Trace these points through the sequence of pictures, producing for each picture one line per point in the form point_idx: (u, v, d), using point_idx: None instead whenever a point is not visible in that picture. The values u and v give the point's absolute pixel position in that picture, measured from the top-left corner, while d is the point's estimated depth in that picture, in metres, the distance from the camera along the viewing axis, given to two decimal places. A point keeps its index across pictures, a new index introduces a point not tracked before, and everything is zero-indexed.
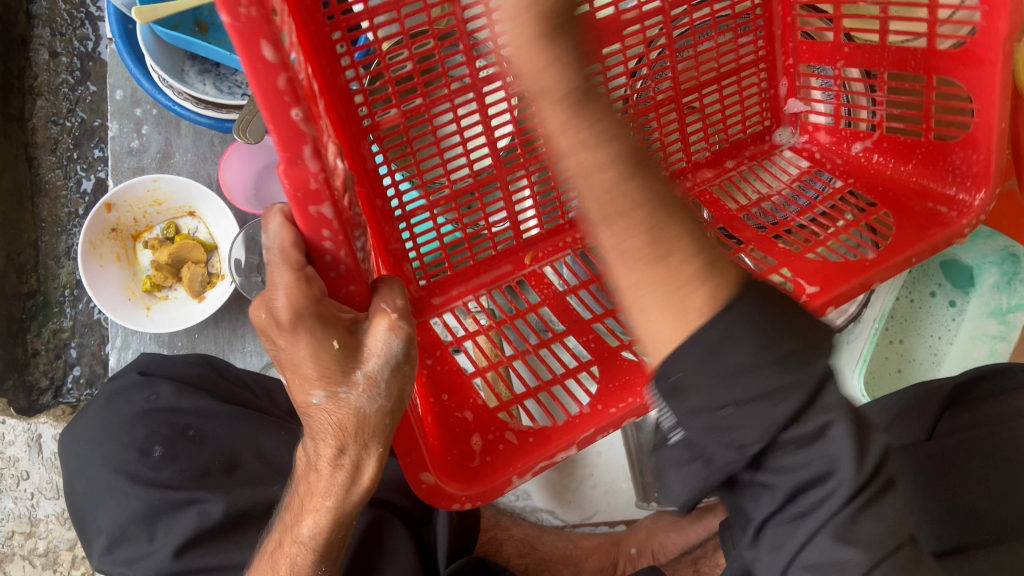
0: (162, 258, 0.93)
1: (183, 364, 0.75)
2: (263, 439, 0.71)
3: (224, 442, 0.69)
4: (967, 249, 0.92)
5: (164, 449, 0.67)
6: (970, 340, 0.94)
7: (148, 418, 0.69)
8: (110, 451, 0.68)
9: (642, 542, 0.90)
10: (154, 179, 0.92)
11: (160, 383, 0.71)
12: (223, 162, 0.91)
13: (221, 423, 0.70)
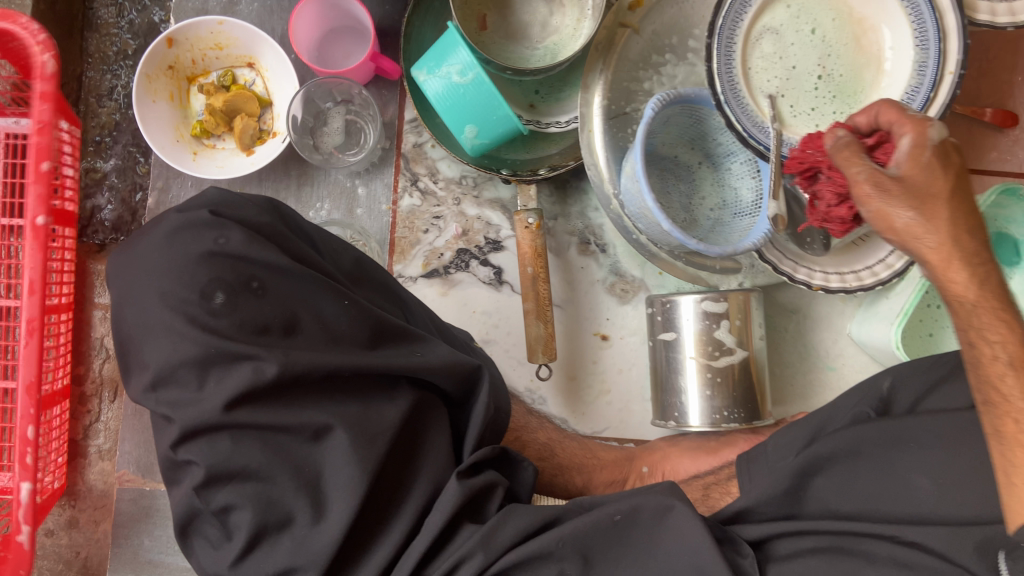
0: (216, 104, 0.91)
1: (254, 213, 0.72)
2: (325, 308, 0.70)
3: (287, 300, 0.69)
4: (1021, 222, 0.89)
5: (226, 296, 0.66)
6: None
7: (215, 261, 0.67)
8: (169, 286, 0.66)
9: (655, 463, 0.92)
10: (221, 22, 0.90)
11: (232, 229, 0.69)
12: (293, 16, 0.89)
13: (288, 279, 0.69)
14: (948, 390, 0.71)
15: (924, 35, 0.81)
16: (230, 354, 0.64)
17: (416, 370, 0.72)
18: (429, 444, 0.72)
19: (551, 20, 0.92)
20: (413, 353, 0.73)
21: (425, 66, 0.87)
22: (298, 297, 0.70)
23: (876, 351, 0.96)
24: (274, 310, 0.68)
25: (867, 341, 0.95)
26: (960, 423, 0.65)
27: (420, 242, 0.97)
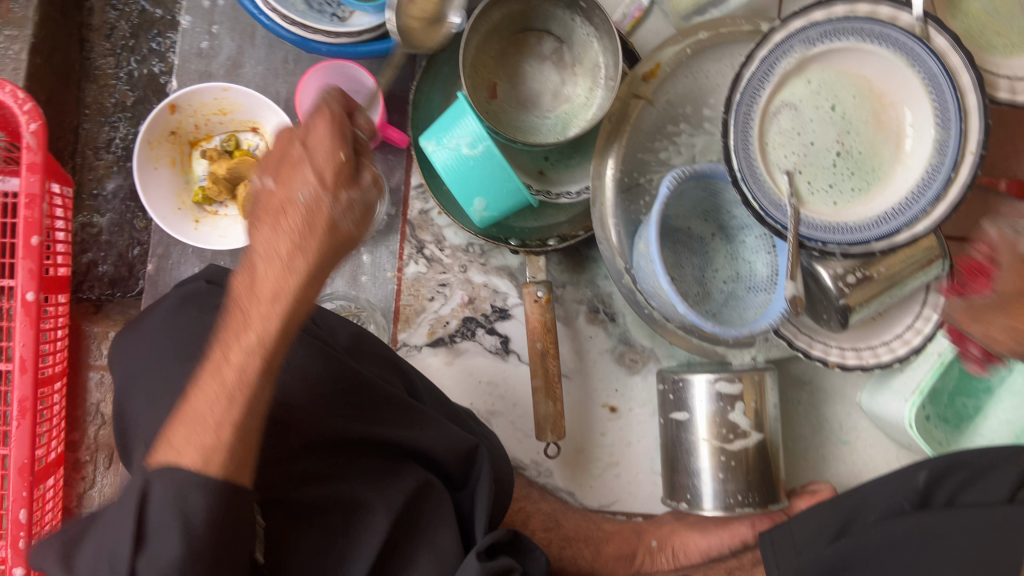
0: (218, 171, 0.88)
1: None
2: (319, 370, 0.68)
3: (284, 367, 0.67)
4: None
5: None
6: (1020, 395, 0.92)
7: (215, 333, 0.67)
8: (168, 364, 0.66)
9: (664, 537, 0.89)
10: (225, 88, 0.87)
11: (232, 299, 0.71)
12: (299, 85, 0.86)
13: (284, 347, 0.68)
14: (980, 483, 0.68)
15: (946, 115, 0.79)
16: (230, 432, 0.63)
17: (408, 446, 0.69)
18: (438, 532, 0.68)
19: (562, 89, 0.90)
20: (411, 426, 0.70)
21: (433, 136, 0.85)
22: (296, 366, 0.67)
23: (888, 425, 0.93)
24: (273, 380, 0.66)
25: (884, 415, 0.92)
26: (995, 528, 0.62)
27: (426, 310, 0.95)
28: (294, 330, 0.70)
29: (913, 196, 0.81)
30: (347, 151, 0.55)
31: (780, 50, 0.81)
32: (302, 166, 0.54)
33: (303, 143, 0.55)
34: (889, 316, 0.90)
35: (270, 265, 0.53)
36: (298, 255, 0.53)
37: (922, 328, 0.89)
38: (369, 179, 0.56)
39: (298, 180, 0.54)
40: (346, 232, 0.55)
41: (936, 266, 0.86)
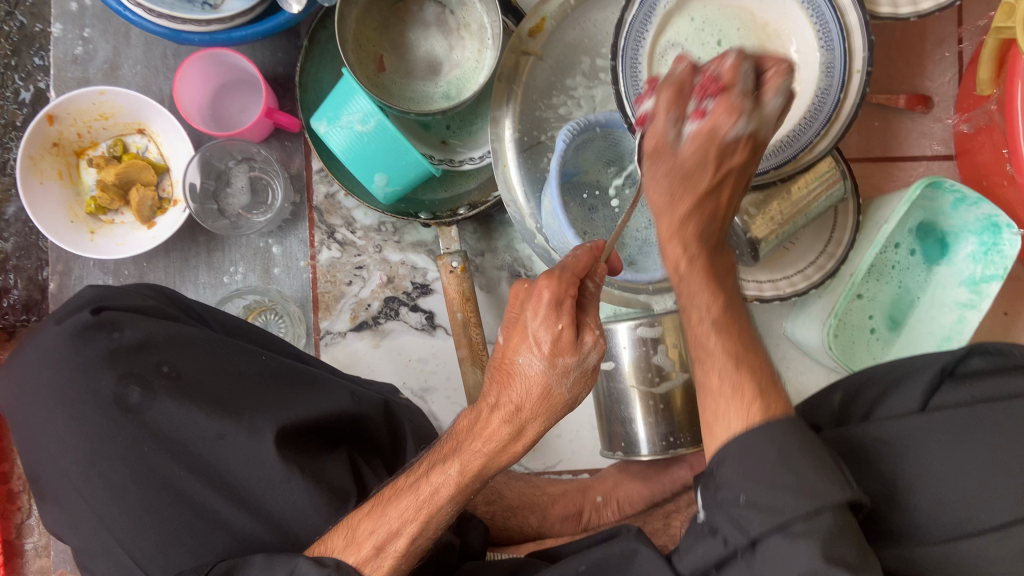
0: (107, 178, 0.86)
1: (139, 299, 0.69)
2: (235, 363, 0.66)
3: (200, 373, 0.64)
4: (949, 215, 0.90)
5: (143, 390, 0.62)
6: (938, 307, 0.93)
7: (118, 359, 0.63)
8: (78, 402, 0.62)
9: (608, 492, 0.90)
10: (101, 92, 0.84)
11: (124, 320, 0.65)
12: (177, 78, 0.83)
13: (193, 353, 0.65)
14: (894, 393, 0.70)
15: (828, 36, 0.79)
16: (171, 448, 0.61)
17: (348, 419, 0.68)
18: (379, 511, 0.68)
19: (451, 54, 0.89)
20: (347, 397, 0.69)
21: (324, 116, 0.83)
22: (209, 368, 0.65)
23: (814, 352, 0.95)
24: (196, 387, 0.63)
25: (804, 340, 0.94)
26: (908, 435, 0.63)
27: (344, 295, 0.93)
28: (192, 334, 0.66)
29: (806, 121, 0.81)
30: (568, 312, 0.57)
31: None
32: (538, 333, 0.57)
33: (529, 309, 0.58)
34: (802, 245, 0.92)
35: (491, 415, 0.59)
36: (523, 416, 0.58)
37: (834, 253, 0.91)
38: (588, 342, 0.57)
39: (525, 347, 0.58)
40: (560, 394, 0.59)
41: (837, 188, 0.87)
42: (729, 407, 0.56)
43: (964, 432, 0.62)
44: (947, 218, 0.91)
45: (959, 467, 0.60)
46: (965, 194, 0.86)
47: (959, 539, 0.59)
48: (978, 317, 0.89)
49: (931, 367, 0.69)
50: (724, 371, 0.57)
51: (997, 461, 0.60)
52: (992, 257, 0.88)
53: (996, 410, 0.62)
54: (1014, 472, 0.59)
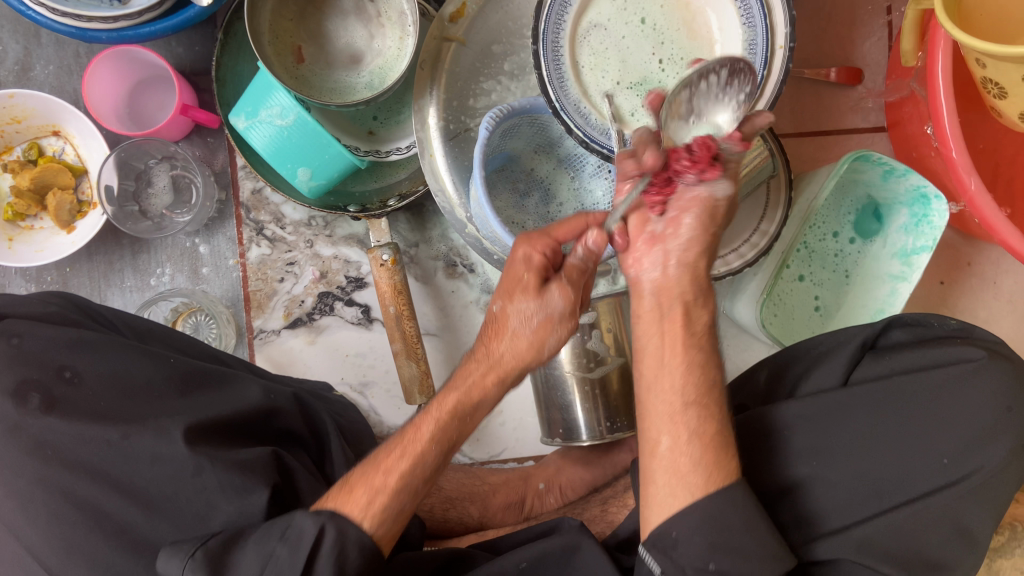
0: (22, 183, 0.84)
1: (37, 306, 0.67)
2: (139, 370, 0.65)
3: (105, 377, 0.63)
4: (881, 187, 0.90)
5: (42, 396, 0.61)
6: (872, 280, 0.93)
7: (16, 364, 0.62)
8: None
9: (550, 478, 0.90)
10: (10, 95, 0.82)
11: (22, 326, 0.64)
12: (85, 78, 0.81)
13: (97, 356, 0.64)
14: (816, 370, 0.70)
15: (749, 12, 0.78)
16: (71, 461, 0.59)
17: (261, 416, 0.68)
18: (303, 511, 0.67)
19: (372, 43, 0.87)
20: (259, 396, 0.69)
21: (242, 112, 0.81)
22: (111, 371, 0.64)
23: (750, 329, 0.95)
24: (100, 394, 0.62)
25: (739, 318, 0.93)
26: (826, 409, 0.63)
27: (277, 292, 0.92)
28: (93, 336, 0.65)
29: None
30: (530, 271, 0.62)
31: None
32: (514, 278, 0.62)
33: (509, 263, 0.64)
34: (736, 223, 0.91)
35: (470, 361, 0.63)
36: (501, 355, 0.62)
37: (767, 230, 0.90)
38: (553, 293, 0.61)
39: (503, 297, 0.62)
40: (527, 336, 0.62)
41: (767, 164, 0.86)
42: (665, 472, 0.57)
43: (885, 407, 0.62)
44: (879, 190, 0.91)
45: (874, 447, 0.61)
46: (894, 168, 0.85)
47: (874, 518, 0.60)
48: (909, 288, 0.89)
49: (853, 341, 0.69)
50: (683, 435, 0.57)
51: (918, 432, 0.61)
52: (921, 227, 0.89)
53: (907, 385, 0.63)
54: (932, 442, 0.61)
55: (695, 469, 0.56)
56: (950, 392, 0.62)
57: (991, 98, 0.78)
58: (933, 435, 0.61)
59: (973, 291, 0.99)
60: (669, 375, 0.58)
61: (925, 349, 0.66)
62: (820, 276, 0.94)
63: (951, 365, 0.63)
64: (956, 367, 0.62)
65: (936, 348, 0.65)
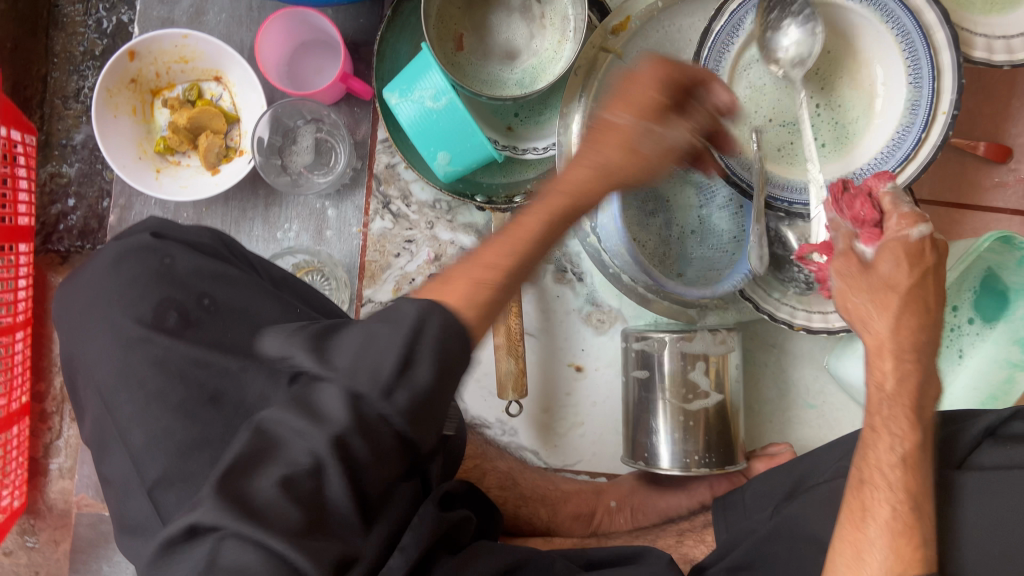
0: (179, 121, 0.87)
1: (192, 235, 0.71)
2: (262, 313, 0.66)
3: (237, 308, 0.66)
4: (1014, 271, 0.87)
5: (179, 316, 0.64)
6: (985, 362, 0.90)
7: (161, 283, 0.65)
8: (120, 317, 0.64)
9: (624, 497, 0.89)
10: (185, 36, 0.86)
11: (174, 249, 0.68)
12: (260, 32, 0.84)
13: (233, 290, 0.67)
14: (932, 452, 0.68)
15: (918, 72, 0.78)
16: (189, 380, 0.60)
17: None
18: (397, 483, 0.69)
19: (531, 42, 0.88)
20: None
21: (397, 88, 0.84)
22: (242, 305, 0.66)
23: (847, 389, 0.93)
24: (219, 325, 0.64)
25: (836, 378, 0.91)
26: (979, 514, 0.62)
27: (391, 266, 0.94)
28: (231, 271, 0.68)
29: (886, 152, 0.80)
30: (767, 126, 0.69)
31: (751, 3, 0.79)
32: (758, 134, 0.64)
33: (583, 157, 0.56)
34: None
35: (494, 257, 0.51)
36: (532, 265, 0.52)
37: None
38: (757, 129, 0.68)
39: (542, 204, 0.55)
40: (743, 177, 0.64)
41: None
42: (882, 535, 0.60)
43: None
44: (1012, 273, 0.87)
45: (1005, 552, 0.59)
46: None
47: None
48: None
49: (977, 426, 0.68)
50: (883, 493, 0.61)
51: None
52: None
53: None
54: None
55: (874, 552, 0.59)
56: None
57: None
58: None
59: None
60: (876, 447, 0.63)
61: None
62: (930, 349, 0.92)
63: None
64: None
65: None
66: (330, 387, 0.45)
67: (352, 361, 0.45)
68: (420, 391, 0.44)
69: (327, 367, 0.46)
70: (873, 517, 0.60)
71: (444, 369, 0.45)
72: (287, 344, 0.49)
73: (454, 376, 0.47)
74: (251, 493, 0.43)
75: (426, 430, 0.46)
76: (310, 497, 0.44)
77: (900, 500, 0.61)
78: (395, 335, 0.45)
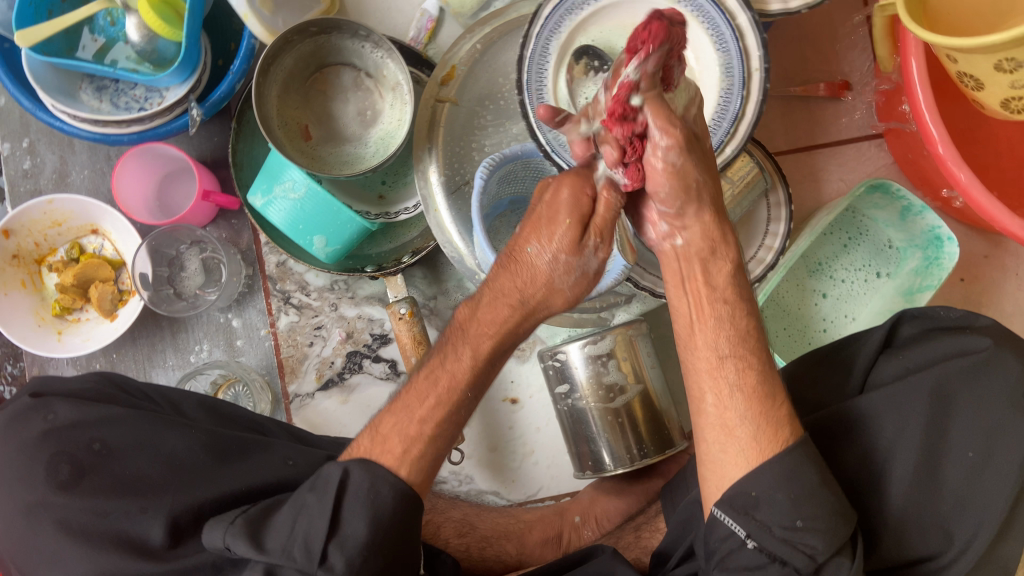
0: (67, 280, 0.91)
1: (84, 382, 0.73)
2: (163, 441, 0.68)
3: (129, 446, 0.67)
4: (899, 228, 0.93)
5: (73, 467, 0.65)
6: (875, 312, 0.95)
7: (50, 440, 0.67)
8: (19, 493, 0.65)
9: (586, 510, 0.91)
10: (49, 201, 0.89)
11: (56, 403, 0.69)
12: (114, 178, 0.88)
13: (124, 428, 0.68)
14: (833, 380, 0.71)
15: (721, 39, 0.82)
16: (80, 531, 0.62)
17: (284, 481, 0.70)
18: None
19: (375, 115, 0.93)
20: (283, 463, 0.71)
21: (259, 190, 0.87)
22: (143, 435, 0.68)
23: None
24: (127, 466, 0.66)
25: None
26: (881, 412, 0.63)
27: (307, 356, 0.96)
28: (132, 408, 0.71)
29: (715, 121, 0.84)
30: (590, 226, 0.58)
31: (551, 23, 0.83)
32: (555, 222, 0.57)
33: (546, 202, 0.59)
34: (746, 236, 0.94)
35: (494, 300, 0.61)
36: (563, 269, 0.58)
37: (772, 245, 0.91)
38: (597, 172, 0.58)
39: (535, 237, 0.58)
40: (562, 291, 0.60)
41: (758, 180, 0.89)
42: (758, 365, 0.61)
43: (940, 401, 0.62)
44: (897, 229, 0.93)
45: (906, 446, 0.61)
46: (912, 202, 0.87)
47: (914, 508, 0.60)
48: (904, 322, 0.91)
49: (868, 342, 0.70)
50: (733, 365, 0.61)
51: (932, 424, 0.61)
52: (931, 270, 0.90)
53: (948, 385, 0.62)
54: (951, 440, 0.61)
55: (745, 423, 0.59)
56: (963, 384, 0.62)
57: (970, 90, 0.81)
58: (948, 434, 0.61)
59: (996, 283, 0.99)
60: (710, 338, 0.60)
61: (938, 342, 0.66)
62: (806, 282, 0.98)
63: (960, 359, 0.64)
64: (965, 359, 0.63)
65: (946, 338, 0.66)
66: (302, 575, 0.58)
67: (285, 539, 0.59)
68: (359, 544, 0.58)
69: (322, 566, 0.57)
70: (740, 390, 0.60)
71: (378, 530, 0.59)
72: (227, 535, 0.60)
73: (391, 532, 0.59)
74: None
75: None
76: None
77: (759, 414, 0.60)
78: (363, 499, 0.59)
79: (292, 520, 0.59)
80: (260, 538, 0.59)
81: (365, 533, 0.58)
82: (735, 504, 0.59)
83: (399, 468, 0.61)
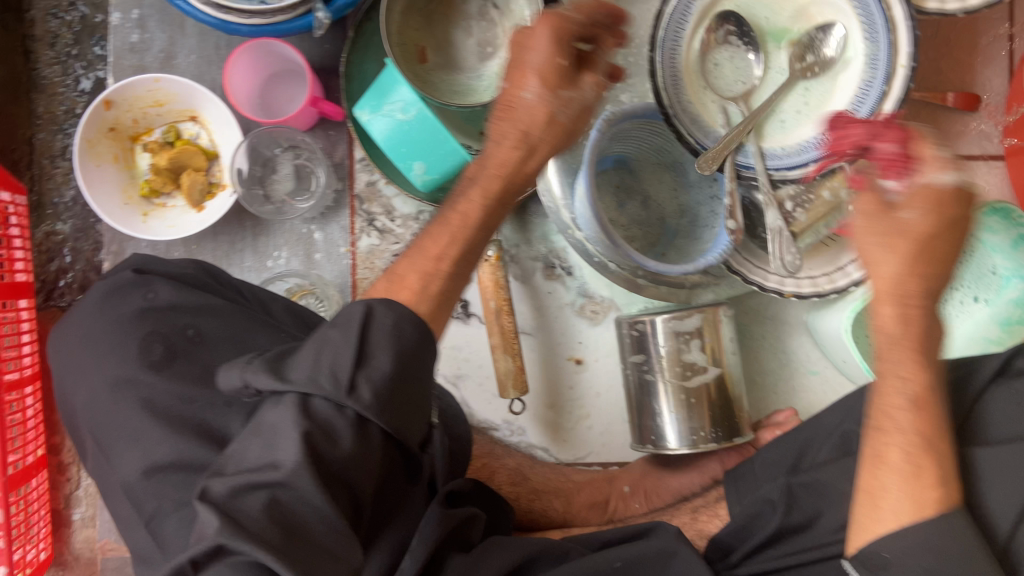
0: (161, 162, 0.90)
1: (181, 266, 0.72)
2: (254, 337, 0.68)
3: (223, 337, 0.67)
4: (1005, 256, 0.89)
5: (165, 348, 0.65)
6: (966, 339, 0.93)
7: (146, 318, 0.67)
8: (109, 364, 0.65)
9: (636, 482, 0.90)
10: (156, 80, 0.88)
11: (158, 284, 0.69)
12: (227, 68, 0.87)
13: (218, 320, 0.68)
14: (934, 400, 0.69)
15: (872, 26, 0.77)
16: (163, 413, 0.62)
17: None
18: None
19: (492, 49, 0.91)
20: None
21: (366, 105, 0.85)
22: (237, 328, 0.68)
23: (831, 346, 0.91)
24: (217, 356, 0.66)
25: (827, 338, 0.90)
26: None
27: (382, 281, 0.95)
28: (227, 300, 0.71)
29: (849, 112, 0.79)
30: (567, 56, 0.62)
31: None
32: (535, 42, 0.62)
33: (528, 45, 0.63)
34: None
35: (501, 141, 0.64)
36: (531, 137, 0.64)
37: None
38: (587, 82, 0.64)
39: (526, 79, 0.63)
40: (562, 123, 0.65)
41: None
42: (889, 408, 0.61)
43: None
44: (1006, 258, 0.89)
45: None
46: None
47: None
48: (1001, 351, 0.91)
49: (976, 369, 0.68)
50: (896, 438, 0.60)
51: None
52: None
53: None
54: None
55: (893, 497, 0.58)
56: None
57: None
58: None
59: None
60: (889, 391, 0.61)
61: None
62: None
63: None
64: None
65: None
66: (330, 404, 0.50)
67: (310, 368, 0.50)
68: (387, 376, 0.51)
69: (351, 396, 0.50)
70: (885, 462, 0.60)
71: (401, 361, 0.52)
72: (246, 371, 0.52)
73: (414, 363, 0.54)
74: (238, 513, 0.46)
75: (403, 417, 0.52)
76: (309, 489, 0.47)
77: (923, 458, 0.59)
78: (387, 329, 0.53)
79: (315, 351, 0.51)
80: (282, 370, 0.51)
81: (391, 367, 0.52)
82: (867, 564, 0.58)
83: (417, 302, 0.57)
